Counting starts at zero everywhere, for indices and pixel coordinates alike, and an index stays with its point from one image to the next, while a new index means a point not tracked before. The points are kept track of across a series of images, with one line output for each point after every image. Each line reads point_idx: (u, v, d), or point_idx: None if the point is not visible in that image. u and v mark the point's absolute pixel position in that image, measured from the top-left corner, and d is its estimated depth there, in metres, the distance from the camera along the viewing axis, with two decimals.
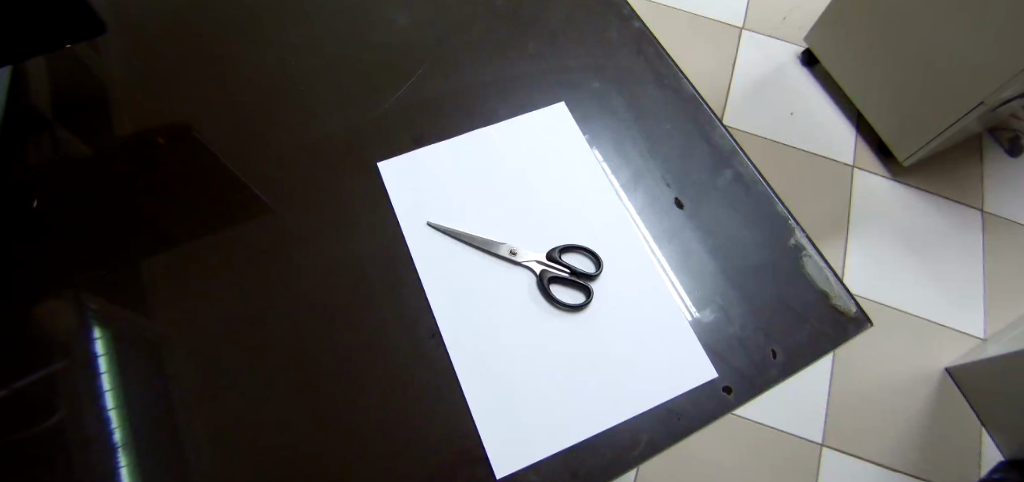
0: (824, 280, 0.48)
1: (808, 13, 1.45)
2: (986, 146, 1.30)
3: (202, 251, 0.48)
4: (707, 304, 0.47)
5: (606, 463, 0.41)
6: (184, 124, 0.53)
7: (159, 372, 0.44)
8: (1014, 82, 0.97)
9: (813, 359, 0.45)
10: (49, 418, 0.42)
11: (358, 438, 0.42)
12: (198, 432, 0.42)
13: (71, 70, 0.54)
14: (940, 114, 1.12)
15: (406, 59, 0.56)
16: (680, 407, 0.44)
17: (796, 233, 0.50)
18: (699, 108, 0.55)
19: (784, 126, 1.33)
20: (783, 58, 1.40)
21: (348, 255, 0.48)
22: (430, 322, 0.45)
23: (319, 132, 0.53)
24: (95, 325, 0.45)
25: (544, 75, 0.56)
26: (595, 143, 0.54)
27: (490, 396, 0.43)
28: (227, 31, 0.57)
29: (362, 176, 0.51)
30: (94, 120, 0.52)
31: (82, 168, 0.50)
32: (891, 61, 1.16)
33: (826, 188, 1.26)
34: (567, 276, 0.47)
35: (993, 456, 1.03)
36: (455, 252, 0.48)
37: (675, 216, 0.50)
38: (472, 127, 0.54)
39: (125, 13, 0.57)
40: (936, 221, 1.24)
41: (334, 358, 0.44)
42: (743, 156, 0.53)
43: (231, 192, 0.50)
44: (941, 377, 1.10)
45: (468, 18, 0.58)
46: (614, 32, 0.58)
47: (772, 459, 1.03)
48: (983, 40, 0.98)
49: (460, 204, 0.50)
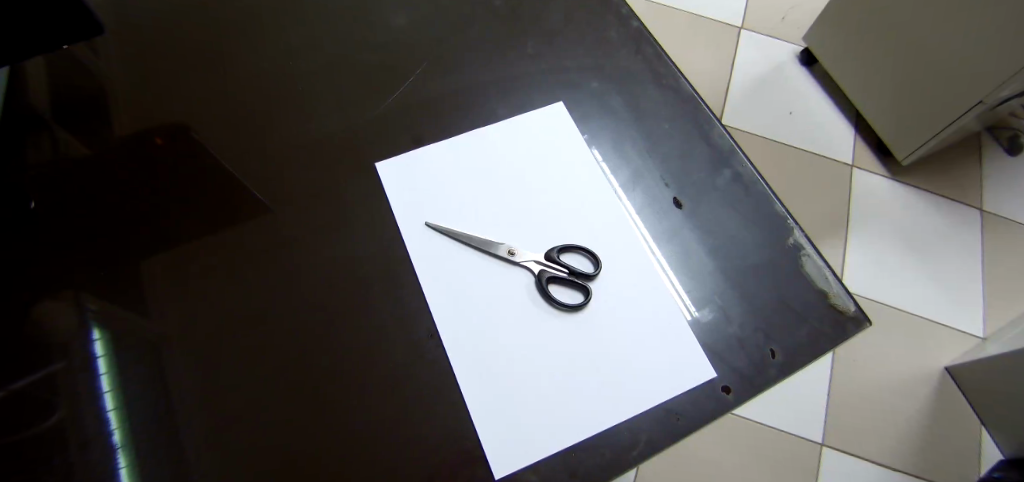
0: (823, 280, 0.48)
1: (807, 12, 1.45)
2: (985, 145, 1.30)
3: (201, 251, 0.48)
4: (706, 304, 0.47)
5: (606, 463, 0.42)
6: (183, 125, 0.53)
7: (159, 372, 0.44)
8: (1014, 81, 0.97)
9: (812, 358, 0.45)
10: (49, 418, 0.42)
11: (358, 438, 0.42)
12: (198, 433, 0.42)
13: (69, 70, 0.54)
14: (940, 114, 1.11)
15: (405, 59, 0.56)
16: (680, 407, 0.44)
17: (795, 232, 0.50)
18: (698, 108, 0.55)
19: (784, 125, 1.33)
20: (782, 57, 1.40)
21: (347, 255, 0.48)
22: (429, 322, 0.45)
23: (319, 133, 0.53)
24: (94, 326, 0.45)
25: (544, 75, 0.56)
26: (594, 143, 0.54)
27: (489, 396, 0.43)
28: (225, 32, 0.57)
29: (361, 176, 0.51)
30: (93, 120, 0.52)
31: (81, 168, 0.50)
32: (890, 60, 1.16)
33: (826, 187, 1.26)
34: (566, 275, 0.47)
35: (993, 455, 1.03)
36: (454, 253, 0.48)
37: (674, 215, 0.50)
38: (470, 127, 0.54)
39: (124, 13, 0.57)
40: (936, 220, 1.24)
41: (335, 359, 0.44)
42: (742, 155, 0.53)
43: (230, 193, 0.50)
44: (941, 376, 1.10)
45: (467, 18, 0.58)
46: (613, 32, 0.58)
47: (772, 459, 1.03)
48: (983, 39, 0.98)
49: (459, 203, 0.50)
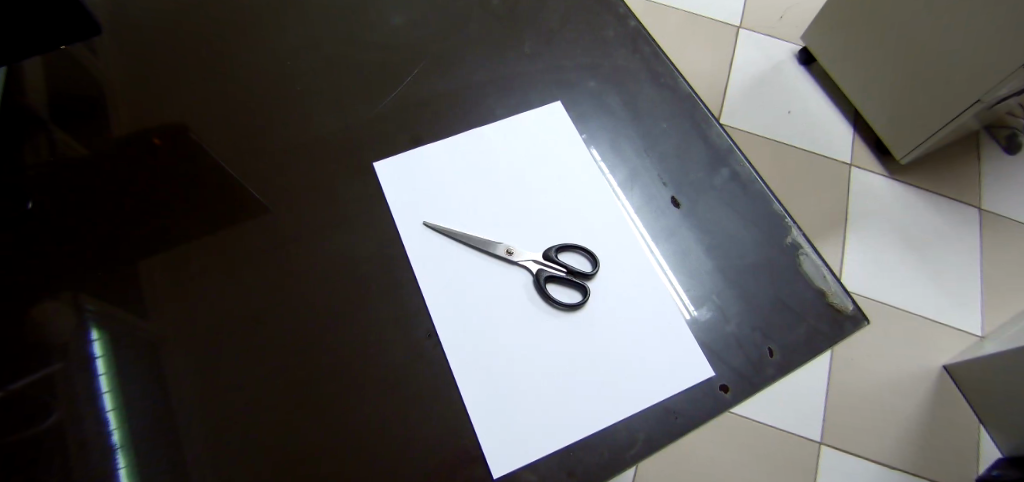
0: (820, 278, 0.48)
1: (805, 11, 1.45)
2: (983, 143, 1.30)
3: (199, 251, 0.48)
4: (704, 303, 0.47)
5: (604, 462, 0.42)
6: (180, 125, 0.53)
7: (157, 373, 0.44)
8: (1012, 79, 0.97)
9: (810, 356, 0.45)
10: (48, 418, 0.42)
11: (356, 438, 0.42)
12: (197, 433, 0.42)
13: (66, 71, 0.53)
14: (939, 112, 1.11)
15: (402, 58, 0.56)
16: (678, 406, 0.44)
17: (793, 231, 0.50)
18: (695, 106, 0.55)
19: (782, 124, 1.33)
20: (780, 56, 1.40)
21: (344, 255, 0.48)
22: (426, 322, 0.45)
23: (316, 132, 0.53)
24: (93, 326, 0.45)
25: (542, 74, 0.56)
26: (592, 142, 0.54)
27: (487, 395, 0.43)
28: (222, 32, 0.57)
29: (358, 176, 0.51)
30: (90, 120, 0.52)
31: (79, 169, 0.50)
32: (888, 59, 1.16)
33: (824, 186, 1.27)
34: (564, 275, 0.47)
35: (991, 453, 1.03)
36: (452, 252, 0.48)
37: (672, 215, 0.50)
38: (467, 126, 0.54)
39: (120, 13, 0.57)
40: (934, 218, 1.24)
41: (333, 358, 0.44)
42: (740, 154, 0.53)
43: (228, 193, 0.50)
44: (939, 374, 1.10)
45: (463, 17, 0.58)
46: (610, 31, 0.58)
47: (771, 458, 1.03)
48: (983, 37, 0.97)
49: (456, 203, 0.50)
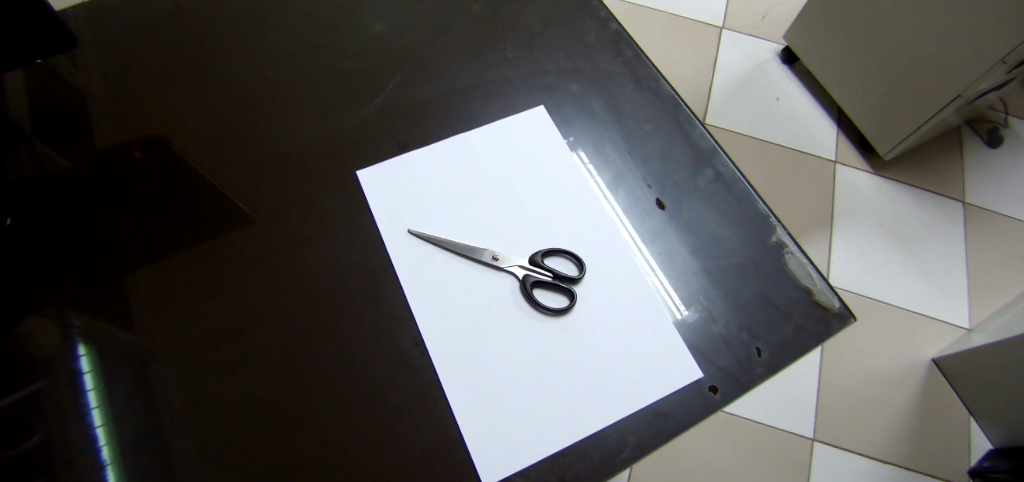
0: (806, 277, 0.48)
1: (787, 9, 1.46)
2: (966, 137, 1.32)
3: (181, 265, 0.47)
4: (692, 303, 0.47)
5: (593, 466, 0.42)
6: (162, 137, 0.52)
7: (145, 388, 0.43)
8: (992, 75, 0.99)
9: (798, 355, 0.45)
10: (33, 437, 0.42)
11: (342, 450, 0.42)
12: (185, 448, 0.42)
13: (46, 84, 0.53)
14: (919, 108, 1.13)
15: (382, 68, 0.56)
16: (667, 408, 0.44)
17: (778, 230, 0.50)
18: (677, 108, 0.55)
19: (766, 121, 1.34)
20: (763, 55, 1.41)
21: (328, 265, 0.47)
22: (413, 331, 0.45)
23: (298, 141, 0.52)
24: (80, 342, 0.44)
25: (524, 79, 0.56)
26: (578, 145, 0.54)
27: (475, 402, 0.43)
28: (201, 43, 0.57)
29: (340, 186, 0.50)
30: (71, 133, 0.51)
31: (61, 184, 0.50)
32: (869, 58, 1.18)
33: (811, 184, 1.27)
34: (550, 279, 0.47)
35: (982, 444, 1.04)
36: (437, 259, 0.48)
37: (657, 216, 0.51)
38: (448, 134, 0.53)
39: (98, 24, 0.56)
40: (919, 212, 1.25)
41: (319, 369, 0.44)
42: (723, 154, 0.53)
43: (211, 204, 0.49)
44: (928, 368, 1.11)
45: (444, 24, 0.58)
46: (591, 33, 0.58)
47: (765, 455, 1.04)
48: (962, 36, 0.99)
49: (439, 211, 0.50)
